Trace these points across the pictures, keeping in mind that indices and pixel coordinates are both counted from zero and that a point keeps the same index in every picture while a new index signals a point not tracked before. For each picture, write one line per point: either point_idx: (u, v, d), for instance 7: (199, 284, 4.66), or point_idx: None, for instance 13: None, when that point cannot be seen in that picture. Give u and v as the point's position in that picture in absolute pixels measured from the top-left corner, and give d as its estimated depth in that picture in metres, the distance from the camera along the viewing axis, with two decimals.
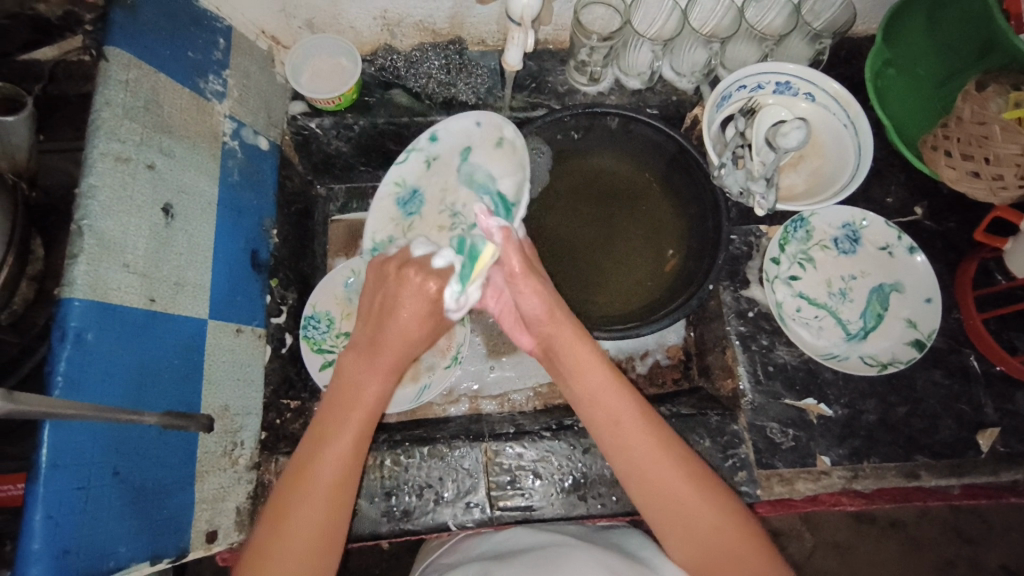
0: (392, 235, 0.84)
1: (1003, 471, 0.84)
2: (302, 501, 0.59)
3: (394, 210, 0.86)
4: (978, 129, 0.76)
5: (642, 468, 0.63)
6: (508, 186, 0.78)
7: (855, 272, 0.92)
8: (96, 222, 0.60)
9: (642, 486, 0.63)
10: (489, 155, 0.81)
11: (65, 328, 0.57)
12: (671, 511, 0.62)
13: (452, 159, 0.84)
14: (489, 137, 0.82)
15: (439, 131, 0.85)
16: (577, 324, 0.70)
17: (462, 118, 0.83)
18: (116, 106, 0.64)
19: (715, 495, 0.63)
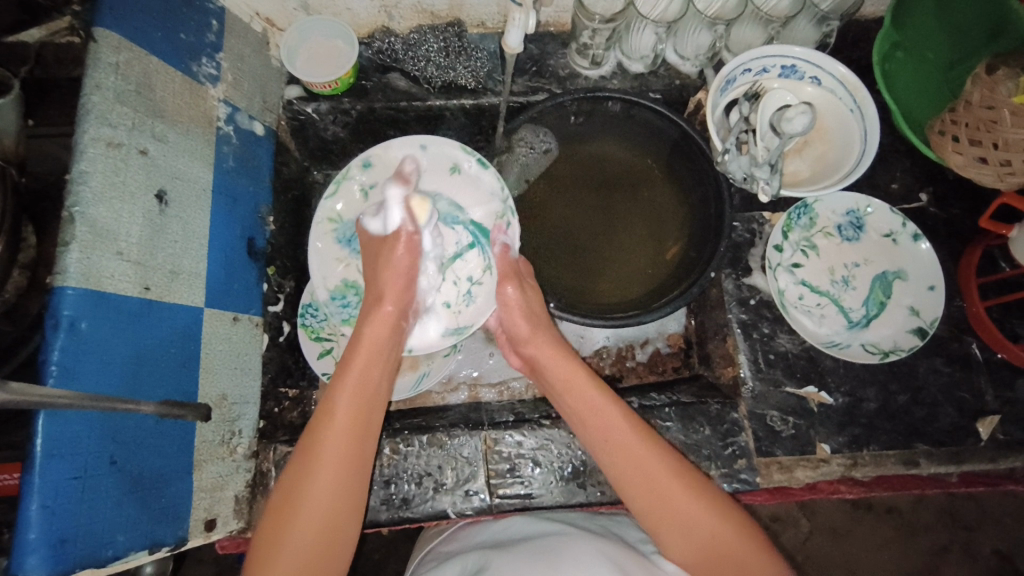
0: (345, 277, 0.85)
1: (1002, 458, 0.85)
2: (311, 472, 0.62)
3: (339, 248, 0.86)
4: (987, 113, 0.74)
5: (632, 471, 0.66)
6: (476, 211, 0.86)
7: (859, 260, 0.91)
8: (88, 209, 0.59)
9: (631, 484, 0.66)
10: (442, 182, 0.86)
11: (58, 317, 0.56)
12: (666, 512, 0.63)
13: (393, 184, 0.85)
14: (437, 162, 0.86)
15: (372, 158, 0.85)
16: (557, 343, 0.79)
17: (402, 144, 0.85)
18: (107, 89, 0.63)
19: (707, 496, 0.64)
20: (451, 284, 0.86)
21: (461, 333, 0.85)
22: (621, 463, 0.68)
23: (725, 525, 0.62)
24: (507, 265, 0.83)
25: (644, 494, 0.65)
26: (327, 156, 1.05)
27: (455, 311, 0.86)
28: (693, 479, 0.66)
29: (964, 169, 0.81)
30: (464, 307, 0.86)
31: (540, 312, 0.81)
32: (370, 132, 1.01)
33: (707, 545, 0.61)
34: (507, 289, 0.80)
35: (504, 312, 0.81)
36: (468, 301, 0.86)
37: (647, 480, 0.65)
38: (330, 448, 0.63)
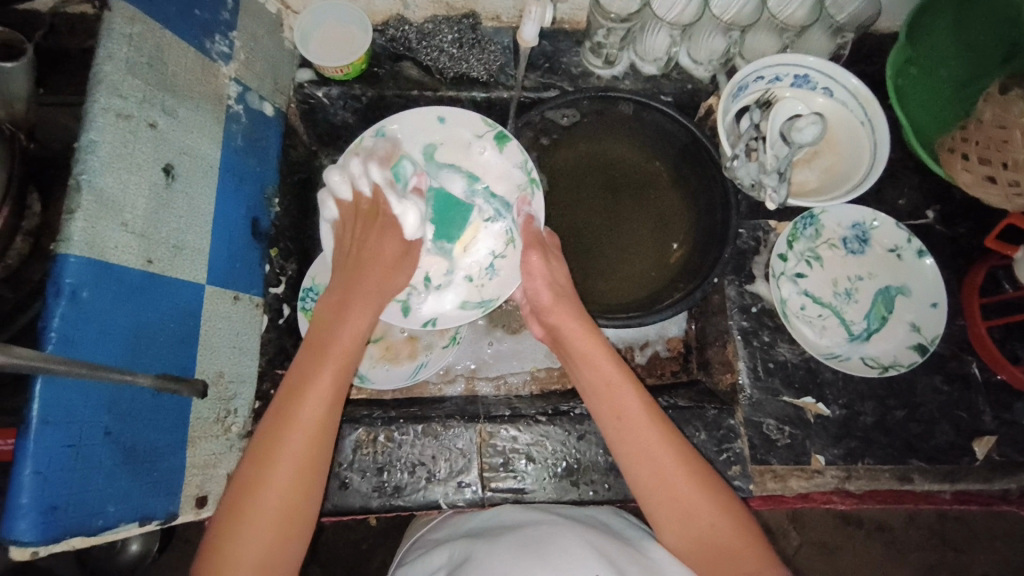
0: None
1: (996, 479, 0.84)
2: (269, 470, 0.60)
3: None
4: (999, 132, 0.75)
5: (639, 450, 0.66)
6: (496, 185, 0.88)
7: (863, 273, 0.91)
8: (95, 178, 0.59)
9: (640, 469, 0.66)
10: (458, 155, 0.88)
11: (59, 284, 0.56)
12: (670, 500, 0.64)
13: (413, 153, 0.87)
14: (453, 135, 0.88)
15: (386, 126, 0.85)
16: (586, 320, 0.77)
17: (419, 114, 0.86)
18: (119, 60, 0.63)
19: (709, 488, 0.64)
20: (472, 258, 0.87)
21: (484, 306, 0.87)
22: (633, 448, 0.67)
23: (726, 515, 0.63)
24: (530, 234, 0.82)
25: (650, 485, 0.65)
26: (336, 142, 1.05)
27: (478, 285, 0.87)
28: (698, 470, 0.66)
29: (971, 187, 0.82)
30: (486, 281, 0.87)
31: (570, 289, 0.80)
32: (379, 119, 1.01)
33: (708, 535, 0.62)
34: (531, 257, 0.80)
35: (528, 281, 0.81)
36: (491, 275, 0.87)
37: (654, 463, 0.65)
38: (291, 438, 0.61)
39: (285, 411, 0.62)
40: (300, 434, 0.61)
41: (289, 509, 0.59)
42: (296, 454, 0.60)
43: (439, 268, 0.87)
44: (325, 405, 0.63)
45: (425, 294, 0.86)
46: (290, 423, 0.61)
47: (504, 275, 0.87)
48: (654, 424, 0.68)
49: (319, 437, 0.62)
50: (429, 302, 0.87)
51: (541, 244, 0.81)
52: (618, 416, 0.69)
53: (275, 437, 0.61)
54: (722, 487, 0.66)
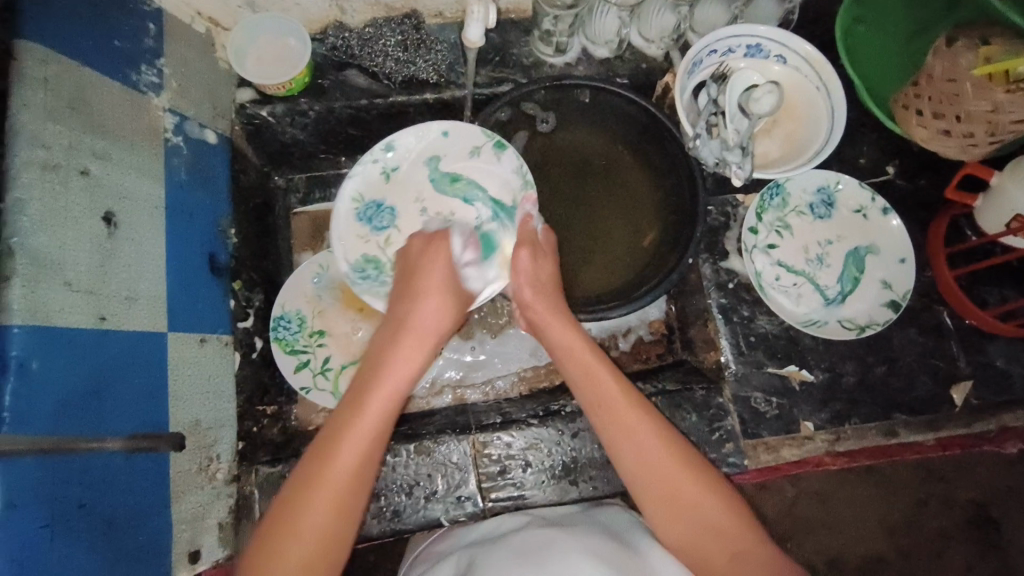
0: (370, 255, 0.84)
1: (976, 420, 0.87)
2: (318, 490, 0.60)
3: (361, 227, 0.84)
4: (949, 86, 0.77)
5: (621, 427, 0.68)
6: (495, 189, 0.85)
7: (832, 237, 0.92)
8: (28, 240, 0.55)
9: (618, 445, 0.67)
10: (461, 163, 0.86)
11: (4, 359, 0.52)
12: (659, 484, 0.65)
13: (416, 168, 0.86)
14: (458, 147, 0.86)
15: (395, 142, 0.85)
16: (563, 309, 0.76)
17: (425, 129, 0.86)
18: (36, 107, 0.58)
19: (703, 481, 0.65)
20: (470, 255, 0.83)
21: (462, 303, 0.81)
22: (620, 437, 0.67)
23: (714, 497, 0.64)
24: (525, 233, 0.79)
25: (640, 472, 0.66)
26: (288, 160, 1.00)
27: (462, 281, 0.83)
28: (685, 456, 0.67)
29: (928, 142, 0.84)
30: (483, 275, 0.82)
31: (553, 286, 0.78)
32: (330, 132, 0.97)
33: (694, 516, 0.63)
34: (520, 256, 0.77)
35: (513, 278, 0.77)
36: (474, 270, 0.82)
37: (642, 453, 0.66)
38: (344, 462, 0.61)
39: (285, 527, 0.59)
40: (326, 498, 0.60)
41: (325, 535, 0.59)
42: (317, 522, 0.59)
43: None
44: (353, 478, 0.61)
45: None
46: (317, 489, 0.60)
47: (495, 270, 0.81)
48: (637, 406, 0.69)
49: (349, 496, 0.61)
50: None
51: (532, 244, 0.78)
52: (596, 401, 0.69)
53: (301, 498, 0.60)
54: (708, 468, 0.67)
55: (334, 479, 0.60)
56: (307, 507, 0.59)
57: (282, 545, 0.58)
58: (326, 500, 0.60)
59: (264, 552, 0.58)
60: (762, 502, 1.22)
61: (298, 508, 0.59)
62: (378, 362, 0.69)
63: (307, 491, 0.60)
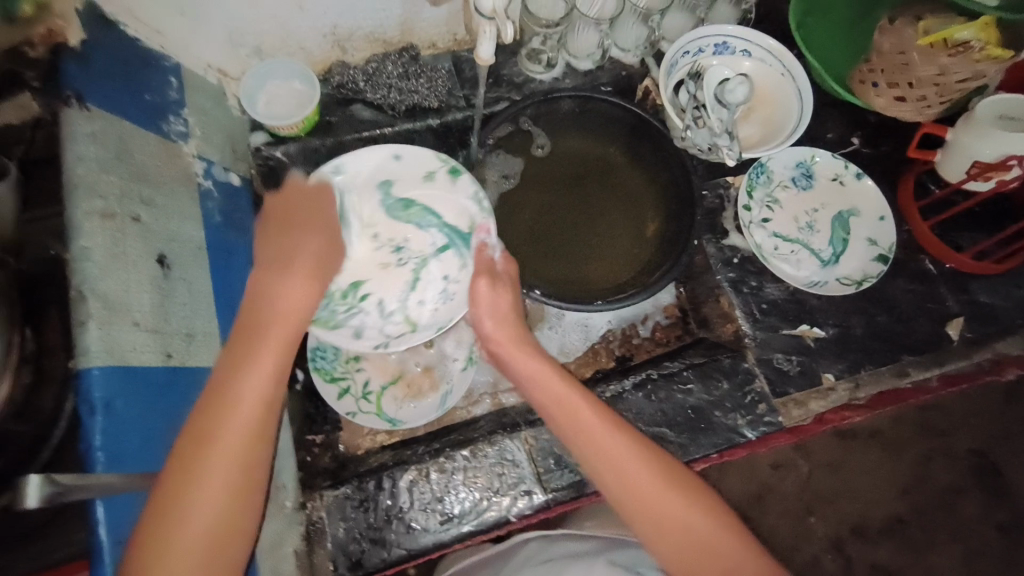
0: None
1: (973, 353, 0.95)
2: (196, 472, 0.53)
3: None
4: (899, 57, 0.89)
5: (608, 463, 0.67)
6: (450, 215, 0.89)
7: (817, 205, 1.01)
8: (97, 285, 0.57)
9: (605, 475, 0.67)
10: (417, 190, 0.90)
11: (90, 401, 0.53)
12: (649, 509, 0.65)
13: (370, 192, 0.88)
14: (412, 170, 0.90)
15: (348, 162, 0.87)
16: (523, 338, 0.78)
17: (375, 151, 0.88)
18: (90, 160, 0.61)
19: (690, 495, 0.67)
20: (427, 283, 0.87)
21: (439, 328, 0.86)
22: (603, 459, 0.67)
23: (700, 511, 0.66)
24: (481, 263, 0.83)
25: (625, 492, 0.66)
26: None
27: (432, 308, 0.87)
28: (669, 472, 0.68)
29: (887, 109, 0.95)
30: (442, 306, 0.87)
31: (516, 315, 0.80)
32: None
33: (682, 535, 0.64)
34: (479, 283, 0.79)
35: (473, 307, 0.80)
36: (444, 299, 0.87)
37: (627, 476, 0.67)
38: (232, 433, 0.55)
39: (173, 510, 0.52)
40: (217, 476, 0.54)
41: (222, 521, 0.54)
42: (206, 514, 0.53)
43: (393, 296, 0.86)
44: (242, 457, 0.55)
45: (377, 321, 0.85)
46: (197, 473, 0.53)
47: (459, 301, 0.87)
48: (614, 430, 0.69)
49: (244, 478, 0.56)
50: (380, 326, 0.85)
51: (495, 275, 0.81)
52: (578, 431, 0.69)
53: (180, 487, 0.53)
54: (691, 480, 0.68)
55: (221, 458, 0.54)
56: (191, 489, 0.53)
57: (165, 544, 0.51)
58: (214, 488, 0.54)
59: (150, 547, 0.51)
60: (778, 483, 1.26)
61: (179, 498, 0.52)
62: (240, 357, 0.59)
63: (191, 474, 0.53)
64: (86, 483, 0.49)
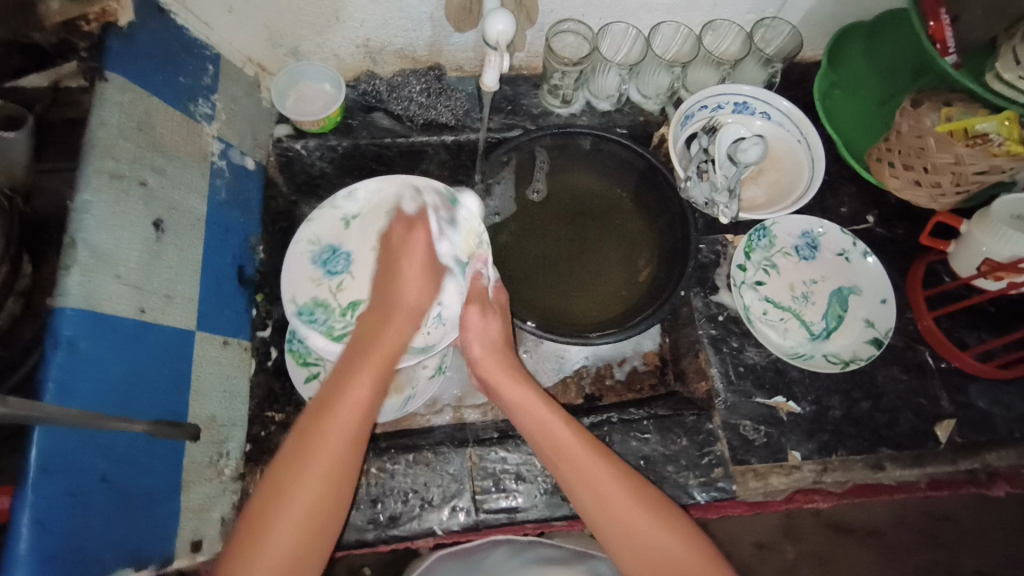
0: (316, 296, 0.89)
1: (961, 459, 0.90)
2: (293, 480, 0.64)
3: (314, 269, 0.91)
4: (916, 141, 0.84)
5: (580, 479, 0.71)
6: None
7: (816, 277, 0.98)
8: (90, 236, 0.63)
9: (582, 491, 0.71)
10: (435, 219, 0.90)
11: (57, 336, 0.59)
12: (630, 533, 0.68)
13: (373, 218, 0.93)
14: (435, 202, 0.91)
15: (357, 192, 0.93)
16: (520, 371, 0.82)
17: (389, 181, 0.93)
18: (112, 126, 0.68)
19: (660, 513, 0.69)
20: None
21: (426, 352, 0.87)
22: (580, 475, 0.71)
23: (670, 535, 0.68)
24: (474, 291, 0.84)
25: (594, 510, 0.70)
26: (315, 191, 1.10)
27: (425, 330, 0.87)
28: (642, 491, 0.71)
29: (901, 190, 0.92)
30: (433, 329, 0.88)
31: (505, 344, 0.83)
32: (355, 167, 1.07)
33: (646, 550, 0.67)
34: (470, 313, 0.82)
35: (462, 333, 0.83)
36: (437, 323, 0.88)
37: (605, 496, 0.70)
38: (325, 451, 0.66)
39: (267, 515, 0.63)
40: (308, 488, 0.64)
41: (311, 523, 0.64)
42: (299, 517, 0.63)
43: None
44: (332, 471, 0.66)
45: None
46: (293, 484, 0.64)
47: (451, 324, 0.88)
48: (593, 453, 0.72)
49: (329, 491, 0.66)
50: None
51: (485, 304, 0.83)
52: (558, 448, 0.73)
53: (275, 495, 0.64)
54: (666, 505, 0.70)
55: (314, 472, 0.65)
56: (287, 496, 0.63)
57: (258, 549, 0.61)
58: (306, 495, 0.64)
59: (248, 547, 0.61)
60: (760, 567, 1.19)
61: (276, 503, 0.63)
62: (346, 373, 0.73)
63: (291, 480, 0.64)
64: (33, 410, 0.52)
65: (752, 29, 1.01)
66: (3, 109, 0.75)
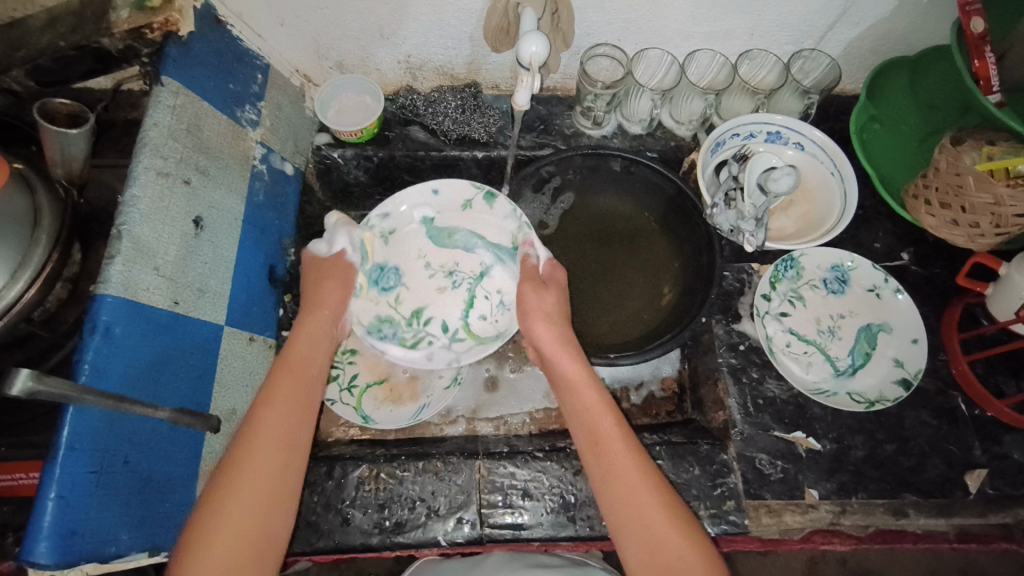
0: (380, 314, 0.92)
1: (992, 513, 0.85)
2: (237, 477, 0.63)
3: (368, 289, 0.92)
4: (954, 179, 0.82)
5: (592, 439, 0.73)
6: (495, 236, 0.95)
7: (844, 312, 0.96)
8: (134, 228, 0.67)
9: (617, 505, 0.67)
10: (456, 218, 0.96)
11: (96, 321, 0.62)
12: (654, 551, 0.64)
13: (411, 227, 0.95)
14: (449, 202, 0.95)
15: (389, 209, 0.93)
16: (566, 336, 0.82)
17: (416, 191, 0.94)
18: (163, 127, 0.72)
19: (690, 532, 0.66)
20: (483, 298, 0.95)
21: (501, 337, 0.92)
22: (615, 474, 0.69)
23: (677, 533, 0.65)
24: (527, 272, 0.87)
25: (630, 521, 0.66)
26: (348, 198, 1.14)
27: (493, 320, 0.94)
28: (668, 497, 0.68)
29: (937, 229, 0.89)
30: (500, 317, 0.94)
31: (562, 315, 0.84)
32: (388, 177, 1.10)
33: (649, 536, 0.65)
34: (525, 293, 0.85)
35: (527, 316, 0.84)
36: (502, 309, 0.94)
37: (637, 506, 0.67)
38: (269, 442, 0.66)
39: (210, 517, 0.60)
40: (252, 483, 0.63)
41: (260, 518, 0.62)
42: (245, 515, 0.61)
43: (454, 315, 0.94)
44: (277, 463, 0.65)
45: (445, 342, 0.93)
46: (235, 481, 0.62)
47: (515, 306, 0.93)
48: (618, 431, 0.72)
49: (275, 483, 0.64)
50: (448, 345, 0.93)
51: (540, 283, 0.86)
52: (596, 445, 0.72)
53: (219, 495, 0.61)
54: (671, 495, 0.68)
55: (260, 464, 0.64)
56: (230, 495, 0.62)
57: (200, 556, 0.58)
58: (253, 490, 0.63)
59: (189, 556, 0.58)
60: None
61: (219, 504, 0.61)
62: (281, 366, 0.74)
63: (233, 477, 0.63)
64: (60, 390, 0.54)
65: (791, 59, 1.01)
66: (64, 106, 0.74)
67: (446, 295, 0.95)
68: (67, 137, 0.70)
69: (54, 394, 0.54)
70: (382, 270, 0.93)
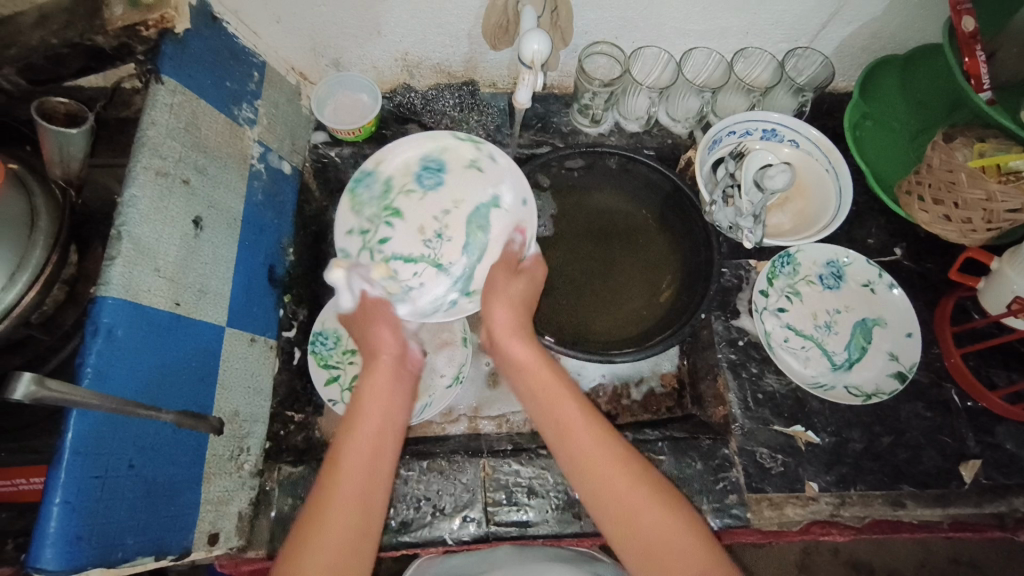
0: (390, 181, 0.81)
1: (986, 502, 0.87)
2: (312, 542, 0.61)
3: (412, 169, 0.82)
4: (947, 175, 0.83)
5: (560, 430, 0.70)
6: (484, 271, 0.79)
7: (840, 307, 0.97)
8: (134, 229, 0.66)
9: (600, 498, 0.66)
10: (499, 232, 0.80)
11: (97, 323, 0.61)
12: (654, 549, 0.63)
13: (487, 187, 0.82)
14: (517, 215, 0.82)
15: (501, 160, 0.84)
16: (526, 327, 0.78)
17: (521, 185, 0.83)
18: (161, 126, 0.71)
19: (676, 516, 0.64)
20: (411, 269, 0.77)
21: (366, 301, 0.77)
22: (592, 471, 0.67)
23: (674, 523, 0.64)
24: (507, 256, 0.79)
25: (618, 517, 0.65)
26: None
27: (394, 282, 0.77)
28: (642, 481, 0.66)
29: (931, 225, 0.90)
30: (397, 294, 0.78)
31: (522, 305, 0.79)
32: None
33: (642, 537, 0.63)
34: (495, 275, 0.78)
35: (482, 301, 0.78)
36: (406, 289, 0.77)
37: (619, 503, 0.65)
38: (341, 503, 0.64)
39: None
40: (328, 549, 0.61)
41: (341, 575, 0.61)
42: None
43: (399, 244, 0.77)
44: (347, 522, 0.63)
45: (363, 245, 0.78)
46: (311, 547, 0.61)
47: (409, 307, 0.78)
48: (586, 417, 0.70)
49: (349, 542, 0.63)
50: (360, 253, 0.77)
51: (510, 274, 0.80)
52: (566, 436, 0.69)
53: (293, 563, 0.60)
54: (657, 479, 0.67)
55: (332, 527, 0.62)
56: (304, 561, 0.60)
57: None
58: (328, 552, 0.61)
59: None
60: None
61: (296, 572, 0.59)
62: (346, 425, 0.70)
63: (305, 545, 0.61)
64: (62, 393, 0.53)
65: (785, 57, 1.02)
66: (62, 106, 0.72)
67: (416, 234, 0.78)
68: (64, 135, 0.69)
69: (55, 397, 0.53)
70: (439, 172, 0.82)
